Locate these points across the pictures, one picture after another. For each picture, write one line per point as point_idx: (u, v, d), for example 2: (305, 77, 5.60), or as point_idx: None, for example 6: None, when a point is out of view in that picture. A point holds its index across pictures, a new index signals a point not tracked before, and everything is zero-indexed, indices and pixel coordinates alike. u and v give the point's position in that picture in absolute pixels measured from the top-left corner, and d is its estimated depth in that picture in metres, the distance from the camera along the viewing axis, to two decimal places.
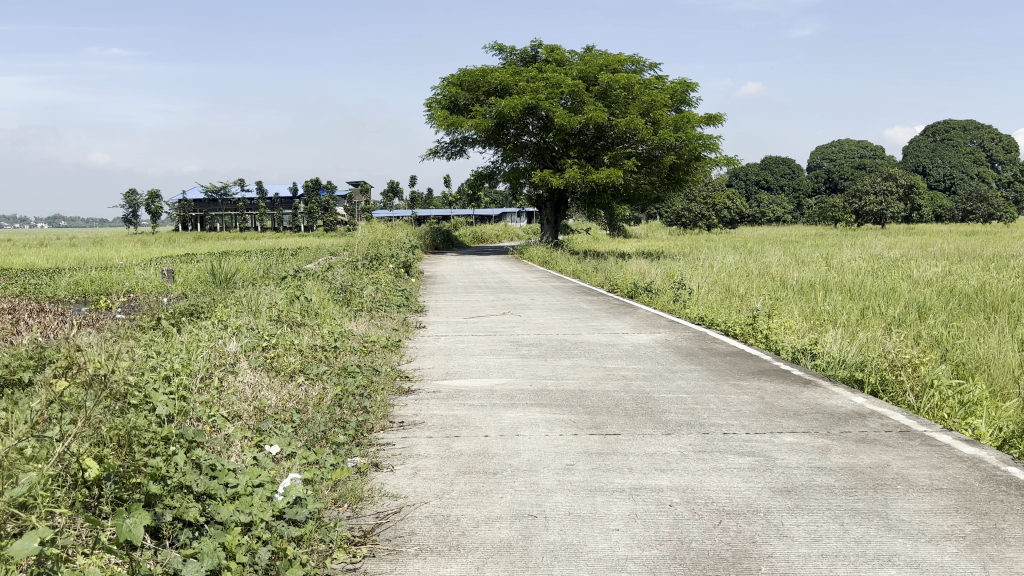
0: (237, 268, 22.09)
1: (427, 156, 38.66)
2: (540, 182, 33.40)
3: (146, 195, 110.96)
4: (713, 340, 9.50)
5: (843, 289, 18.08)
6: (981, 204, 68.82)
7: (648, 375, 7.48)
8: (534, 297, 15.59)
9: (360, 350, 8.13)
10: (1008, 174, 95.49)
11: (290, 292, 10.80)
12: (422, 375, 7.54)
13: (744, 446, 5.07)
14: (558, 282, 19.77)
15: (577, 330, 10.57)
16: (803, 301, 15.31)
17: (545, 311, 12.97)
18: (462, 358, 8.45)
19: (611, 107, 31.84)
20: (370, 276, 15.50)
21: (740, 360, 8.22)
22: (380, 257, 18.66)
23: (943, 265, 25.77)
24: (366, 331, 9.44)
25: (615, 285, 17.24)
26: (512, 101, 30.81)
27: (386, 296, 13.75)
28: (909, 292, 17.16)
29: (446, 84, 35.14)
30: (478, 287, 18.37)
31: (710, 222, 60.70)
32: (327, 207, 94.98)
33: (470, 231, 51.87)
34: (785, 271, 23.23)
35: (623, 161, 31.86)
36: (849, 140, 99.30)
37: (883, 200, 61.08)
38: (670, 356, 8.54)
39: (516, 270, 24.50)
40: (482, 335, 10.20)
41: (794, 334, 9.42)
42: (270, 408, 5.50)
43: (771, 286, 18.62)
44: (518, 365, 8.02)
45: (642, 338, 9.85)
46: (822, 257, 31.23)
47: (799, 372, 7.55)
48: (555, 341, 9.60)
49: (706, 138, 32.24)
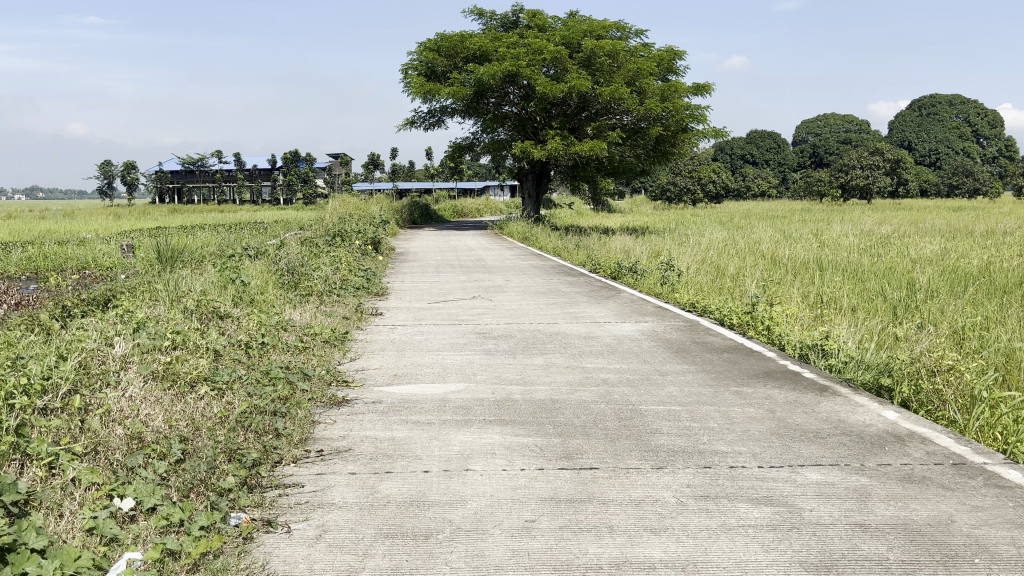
0: (197, 243, 20.65)
1: (403, 126, 37.19)
2: (521, 154, 32.05)
3: (123, 166, 108.50)
4: (707, 332, 8.30)
5: (840, 269, 16.93)
6: (966, 179, 68.32)
7: (632, 379, 6.26)
8: (510, 277, 14.31)
9: (293, 347, 6.92)
10: (993, 149, 94.75)
11: (226, 275, 9.51)
12: (364, 378, 6.32)
13: (758, 490, 3.90)
14: (536, 260, 18.56)
15: (553, 319, 9.33)
16: (801, 282, 14.15)
17: (520, 295, 11.73)
18: (416, 355, 7.21)
19: (595, 76, 30.44)
20: (330, 254, 14.19)
21: (740, 359, 7.01)
22: (345, 232, 17.34)
23: (938, 242, 24.77)
24: (308, 322, 8.19)
25: (597, 263, 16.05)
26: (491, 68, 29.37)
27: (345, 277, 12.47)
28: (910, 273, 16.05)
29: (422, 50, 33.59)
30: (450, 265, 17.13)
31: (695, 196, 59.54)
32: (307, 178, 93.40)
33: (450, 205, 50.42)
34: (776, 249, 22.10)
35: (608, 132, 30.55)
36: (835, 114, 98.45)
37: (870, 174, 60.09)
38: (659, 353, 7.32)
39: (494, 247, 23.28)
40: (445, 324, 8.98)
41: (800, 325, 8.24)
42: (145, 435, 4.29)
43: (762, 265, 17.49)
44: (481, 365, 6.79)
45: (626, 329, 8.63)
46: (812, 233, 30.12)
47: (811, 375, 6.36)
48: (527, 333, 8.37)
49: (693, 109, 30.95)
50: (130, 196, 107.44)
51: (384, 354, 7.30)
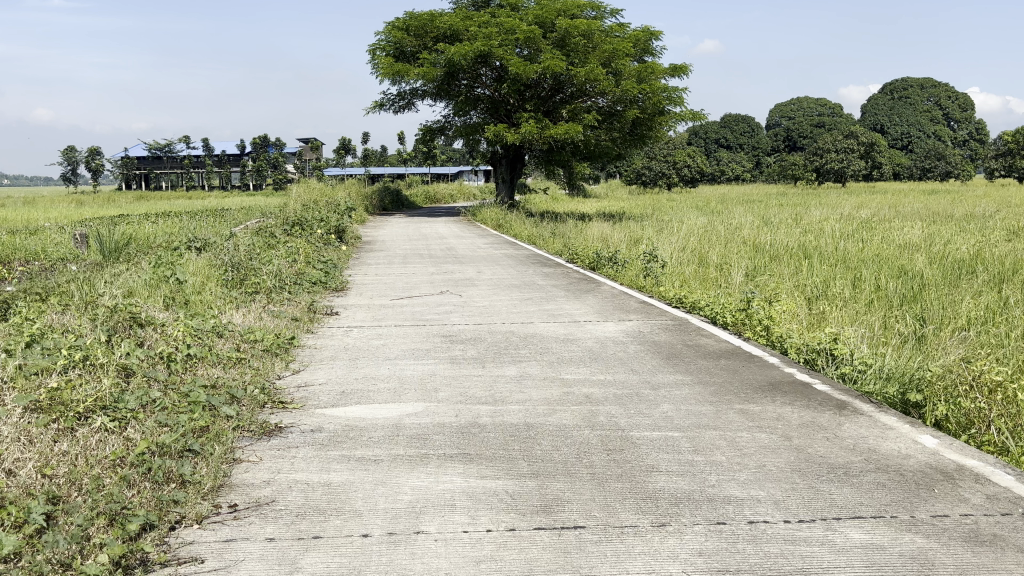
0: (150, 233, 19.43)
1: (372, 109, 36.03)
2: (494, 137, 31.09)
3: (87, 152, 105.71)
4: (699, 334, 7.44)
5: (825, 256, 16.21)
6: (939, 163, 68.65)
7: (620, 395, 5.37)
8: (481, 269, 13.38)
9: (227, 360, 5.96)
10: (963, 133, 95.15)
11: (160, 270, 8.51)
12: (306, 397, 5.40)
13: (792, 560, 3.03)
14: (509, 249, 17.63)
15: (527, 318, 8.41)
16: (789, 271, 13.37)
17: (491, 290, 10.80)
18: (371, 366, 6.27)
19: (569, 56, 29.46)
20: (286, 246, 13.16)
21: (741, 367, 6.14)
22: (305, 220, 16.30)
23: (919, 227, 24.28)
24: (249, 327, 7.25)
25: (574, 252, 15.16)
26: (462, 48, 28.33)
27: (302, 272, 11.49)
28: (899, 261, 15.35)
29: (390, 29, 32.38)
30: (418, 255, 16.14)
31: (670, 180, 58.98)
32: (276, 164, 91.69)
33: (422, 191, 49.25)
34: (757, 235, 21.38)
35: (583, 115, 29.67)
36: (808, 97, 98.27)
37: (845, 158, 59.65)
38: (648, 360, 6.42)
39: (466, 235, 22.32)
40: (406, 325, 8.05)
41: (801, 325, 7.41)
42: (3, 494, 3.35)
43: (746, 253, 16.72)
44: (443, 378, 5.86)
45: (608, 330, 7.74)
46: (791, 218, 29.55)
47: (825, 389, 5.51)
48: (498, 336, 7.47)
49: (670, 91, 30.11)
50: (95, 182, 104.93)
51: (335, 363, 6.38)
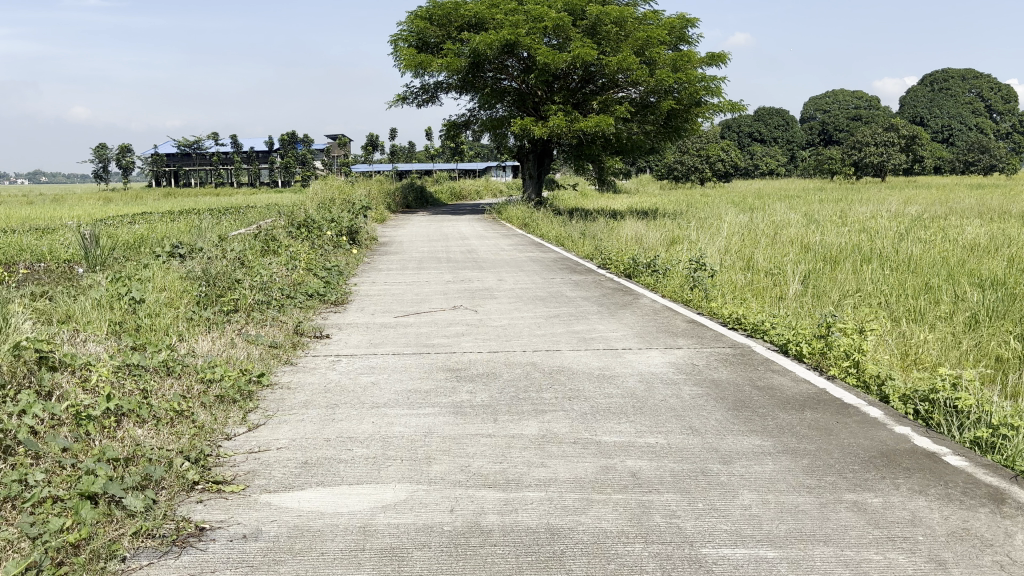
0: (155, 234, 18.24)
1: (395, 102, 34.76)
2: (520, 132, 29.65)
3: (119, 150, 106.01)
4: (771, 371, 5.92)
5: (888, 261, 14.55)
6: (982, 156, 65.77)
7: (680, 475, 3.91)
8: (503, 277, 11.96)
9: (163, 416, 4.58)
10: (1006, 125, 91.79)
11: (116, 286, 7.18)
12: (252, 475, 3.98)
13: None
14: (536, 252, 16.15)
15: (553, 344, 6.96)
16: (852, 281, 11.78)
17: (513, 304, 9.35)
18: (352, 419, 4.86)
19: (600, 45, 27.91)
20: (285, 252, 11.82)
21: (836, 426, 4.62)
22: (313, 220, 14.99)
23: (976, 224, 22.51)
24: (209, 361, 5.88)
25: (606, 257, 13.68)
26: (487, 37, 26.92)
27: (298, 282, 10.13)
28: (973, 266, 13.66)
29: (412, 18, 30.99)
30: (434, 259, 14.75)
31: (703, 175, 57.22)
32: (304, 160, 91.39)
33: (448, 188, 48.00)
34: (805, 234, 19.66)
35: (615, 107, 28.10)
36: (844, 90, 95.48)
37: (885, 150, 57.04)
38: (711, 412, 4.94)
39: (489, 235, 20.90)
40: (408, 354, 6.65)
41: (898, 364, 5.88)
42: None
43: (797, 256, 15.07)
44: (440, 440, 4.42)
45: (654, 362, 6.26)
46: (835, 215, 27.81)
47: (961, 464, 4.00)
48: (516, 371, 6.02)
49: (708, 81, 28.41)
50: (126, 179, 105.34)
51: (307, 414, 4.98)
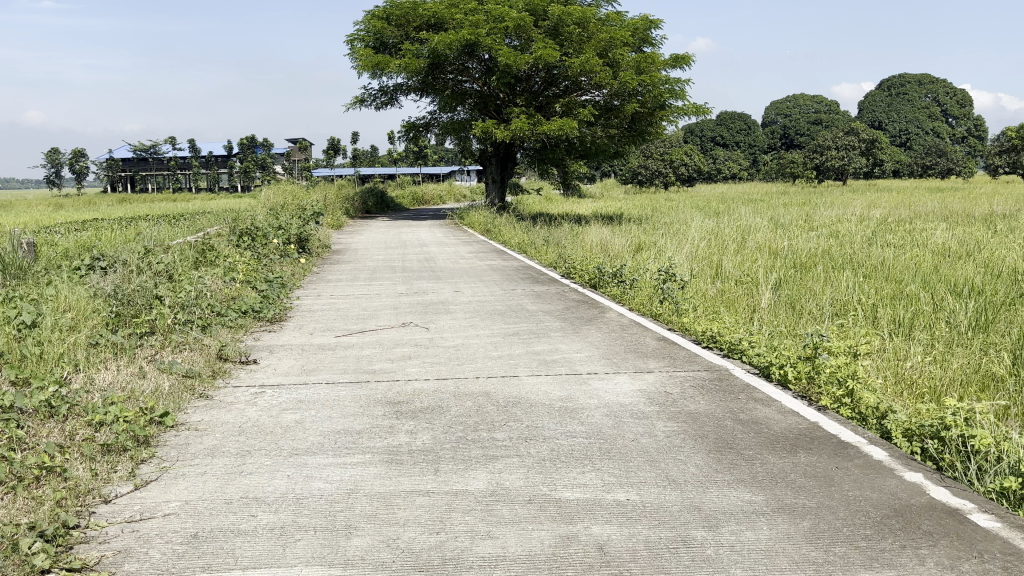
0: (92, 242, 17.15)
1: (353, 105, 33.81)
2: (482, 134, 28.87)
3: (73, 155, 103.34)
4: (753, 401, 5.21)
5: (859, 267, 14.04)
6: (940, 160, 66.41)
7: (657, 548, 3.17)
8: (460, 288, 11.16)
9: (26, 476, 3.74)
10: (962, 129, 93.09)
11: (7, 309, 6.27)
12: (122, 557, 3.16)
13: None
14: (496, 260, 15.38)
15: (510, 368, 6.20)
16: (827, 290, 11.20)
17: (468, 319, 8.56)
18: (264, 473, 4.05)
19: (563, 46, 27.27)
20: (222, 264, 10.90)
21: (836, 473, 3.92)
22: (257, 227, 14.07)
23: (944, 228, 22.24)
24: (103, 398, 5.02)
25: (569, 265, 12.97)
26: (446, 38, 26.13)
27: (233, 297, 9.26)
28: (948, 273, 13.17)
29: (369, 18, 30.08)
30: (388, 268, 13.91)
31: (667, 179, 56.97)
32: (264, 165, 89.78)
33: (409, 193, 47.11)
34: (772, 240, 19.14)
35: (578, 110, 27.48)
36: (804, 95, 96.16)
37: (846, 154, 57.11)
38: (690, 456, 4.20)
39: (449, 242, 20.06)
40: (345, 383, 5.84)
41: (893, 392, 5.21)
42: None
43: (767, 262, 14.50)
44: (367, 502, 3.64)
45: (622, 390, 5.52)
46: (800, 219, 27.48)
47: (992, 526, 3.31)
48: (466, 404, 5.24)
49: (671, 83, 27.90)
50: (81, 185, 102.71)
51: (212, 465, 4.17)
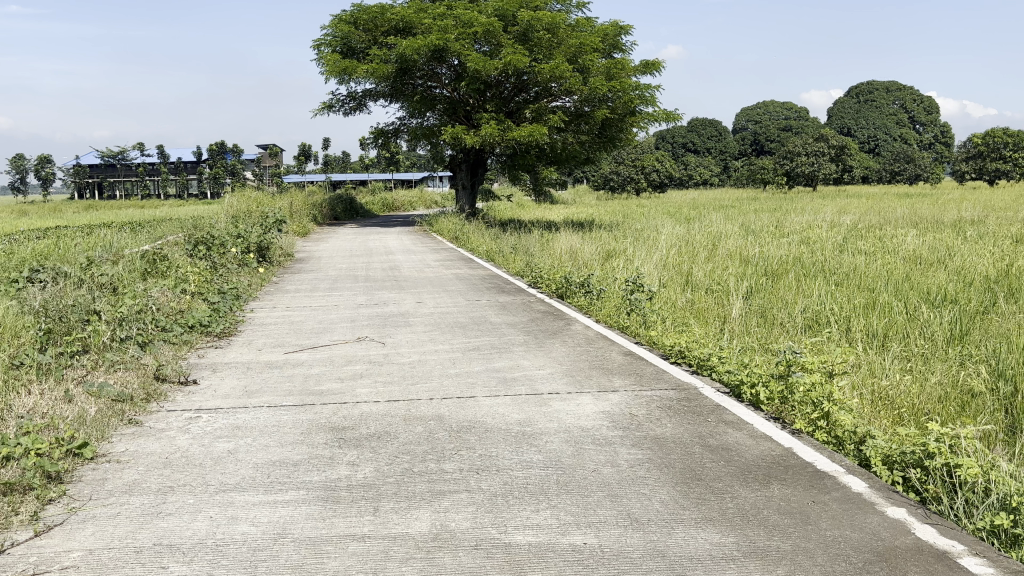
0: (43, 251, 16.52)
1: (320, 110, 33.28)
2: (452, 140, 28.49)
3: (38, 161, 101.38)
4: (723, 425, 4.87)
5: (830, 275, 13.86)
6: (907, 166, 67.06)
7: None
8: (423, 298, 10.76)
9: None
10: (929, 136, 94.26)
11: None
12: None
13: None
14: (462, 269, 15.00)
15: (466, 388, 5.83)
16: (800, 300, 10.96)
17: (428, 332, 8.16)
18: (183, 515, 3.64)
19: (532, 51, 26.99)
20: (173, 275, 10.42)
21: (813, 509, 3.59)
22: (214, 236, 13.58)
23: (914, 234, 22.21)
24: (14, 427, 4.57)
25: (537, 274, 12.64)
26: (414, 42, 25.76)
27: (181, 310, 8.80)
28: (921, 281, 12.99)
29: (336, 22, 29.60)
30: (350, 278, 13.46)
31: (639, 186, 56.98)
32: (233, 171, 88.68)
33: (379, 199, 46.60)
34: (744, 246, 18.95)
35: (548, 116, 27.21)
36: (774, 101, 96.79)
37: (815, 160, 57.40)
38: (655, 490, 3.85)
39: (417, 249, 19.64)
40: (288, 407, 5.43)
41: (869, 415, 4.91)
42: None
43: (738, 270, 14.27)
44: (294, 550, 3.27)
45: (585, 412, 5.16)
46: (771, 225, 27.40)
47: (983, 571, 3.01)
48: (416, 430, 4.86)
49: (642, 89, 27.72)
50: (46, 192, 100.83)
51: (126, 506, 3.75)
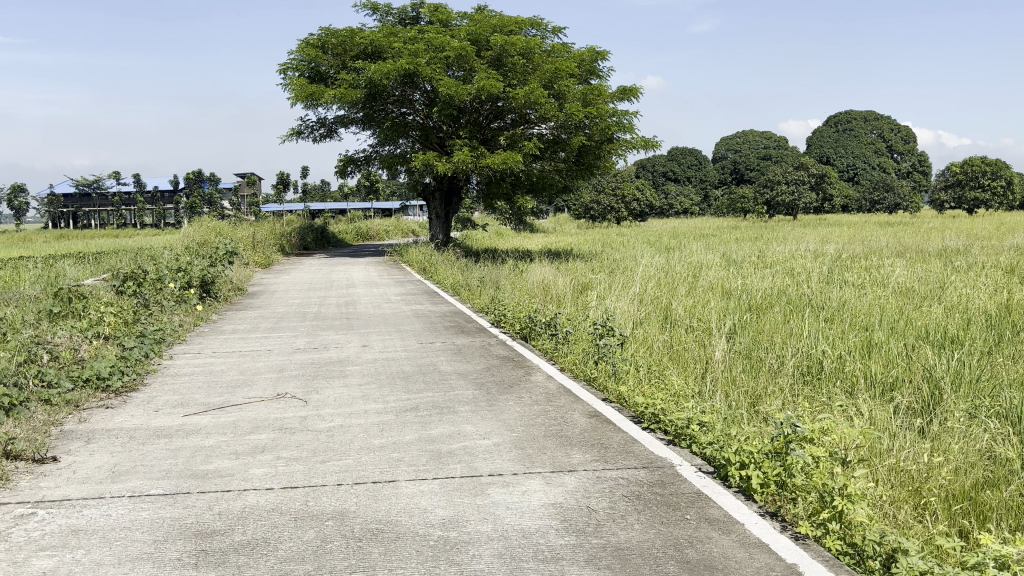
0: None
1: (288, 137, 32.22)
2: (423, 167, 27.46)
3: (11, 191, 99.52)
4: (707, 529, 3.74)
5: (821, 311, 12.83)
6: (887, 195, 66.63)
7: None
8: (370, 341, 9.59)
9: None
10: (907, 165, 94.30)
11: None
12: None
13: None
14: (422, 305, 13.85)
15: (387, 468, 4.68)
16: (790, 340, 9.92)
17: (363, 385, 6.98)
18: None
19: (506, 77, 26.10)
20: (84, 318, 9.19)
21: None
22: (149, 271, 12.38)
23: (902, 265, 21.36)
24: None
25: (501, 313, 11.52)
26: (384, 66, 24.83)
27: (80, 359, 7.59)
28: (917, 318, 11.93)
29: (303, 46, 28.63)
30: (298, 316, 12.24)
31: (619, 215, 56.15)
32: (210, 201, 87.31)
33: (353, 228, 45.43)
34: (726, 278, 17.91)
35: (523, 143, 26.29)
36: (753, 131, 96.70)
37: (795, 189, 56.69)
38: None
39: (380, 283, 18.46)
40: (155, 497, 4.26)
41: (892, 516, 3.80)
42: None
43: (722, 305, 13.18)
44: None
45: (529, 506, 4.03)
46: (753, 254, 26.52)
47: None
48: (306, 539, 3.69)
49: (619, 116, 26.86)
50: (19, 222, 98.88)
51: None
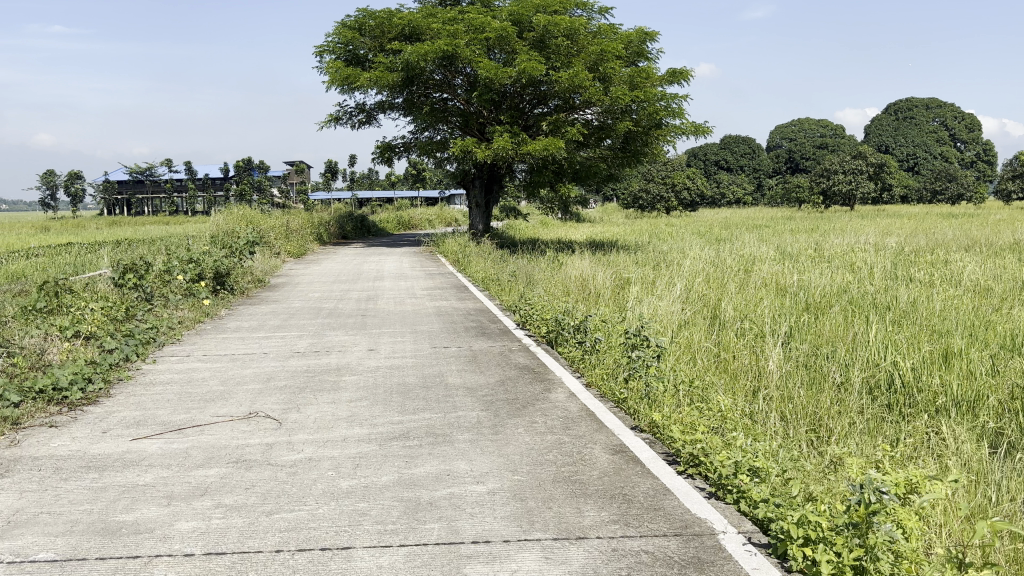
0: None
1: (327, 123, 31.54)
2: (462, 154, 26.50)
3: (69, 177, 101.37)
4: None
5: (887, 312, 11.47)
6: (950, 184, 63.65)
7: None
8: (378, 343, 8.62)
9: None
10: (972, 153, 90.15)
11: None
12: None
13: None
14: (446, 300, 12.84)
15: (346, 526, 3.66)
16: (854, 348, 8.64)
17: (352, 402, 5.98)
18: None
19: (550, 59, 24.84)
20: (65, 315, 8.36)
21: None
22: (155, 262, 11.60)
23: (972, 259, 19.73)
24: None
25: (528, 311, 10.44)
26: (421, 48, 23.86)
27: (43, 364, 6.73)
28: (999, 322, 10.51)
29: (340, 28, 27.83)
30: (312, 312, 11.32)
31: (669, 204, 54.53)
32: (259, 188, 87.68)
33: (396, 217, 44.68)
34: (780, 273, 16.52)
35: (566, 129, 25.05)
36: (809, 118, 93.60)
37: (853, 179, 54.31)
38: None
39: (410, 274, 17.53)
40: (38, 565, 3.30)
41: None
42: None
43: (776, 305, 11.90)
44: None
45: None
46: (808, 247, 24.97)
47: None
48: None
49: (668, 100, 25.43)
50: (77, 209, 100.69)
51: None
